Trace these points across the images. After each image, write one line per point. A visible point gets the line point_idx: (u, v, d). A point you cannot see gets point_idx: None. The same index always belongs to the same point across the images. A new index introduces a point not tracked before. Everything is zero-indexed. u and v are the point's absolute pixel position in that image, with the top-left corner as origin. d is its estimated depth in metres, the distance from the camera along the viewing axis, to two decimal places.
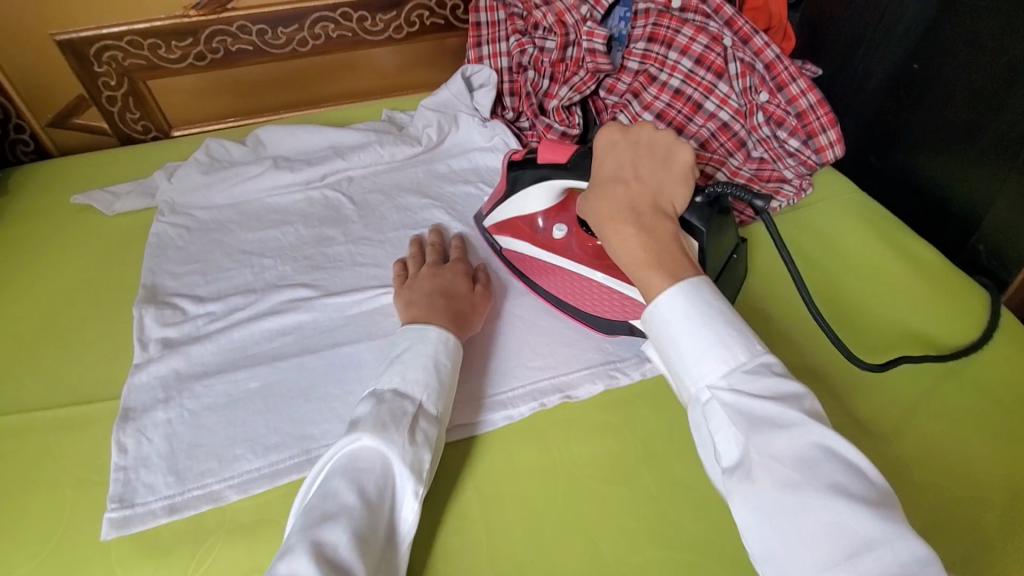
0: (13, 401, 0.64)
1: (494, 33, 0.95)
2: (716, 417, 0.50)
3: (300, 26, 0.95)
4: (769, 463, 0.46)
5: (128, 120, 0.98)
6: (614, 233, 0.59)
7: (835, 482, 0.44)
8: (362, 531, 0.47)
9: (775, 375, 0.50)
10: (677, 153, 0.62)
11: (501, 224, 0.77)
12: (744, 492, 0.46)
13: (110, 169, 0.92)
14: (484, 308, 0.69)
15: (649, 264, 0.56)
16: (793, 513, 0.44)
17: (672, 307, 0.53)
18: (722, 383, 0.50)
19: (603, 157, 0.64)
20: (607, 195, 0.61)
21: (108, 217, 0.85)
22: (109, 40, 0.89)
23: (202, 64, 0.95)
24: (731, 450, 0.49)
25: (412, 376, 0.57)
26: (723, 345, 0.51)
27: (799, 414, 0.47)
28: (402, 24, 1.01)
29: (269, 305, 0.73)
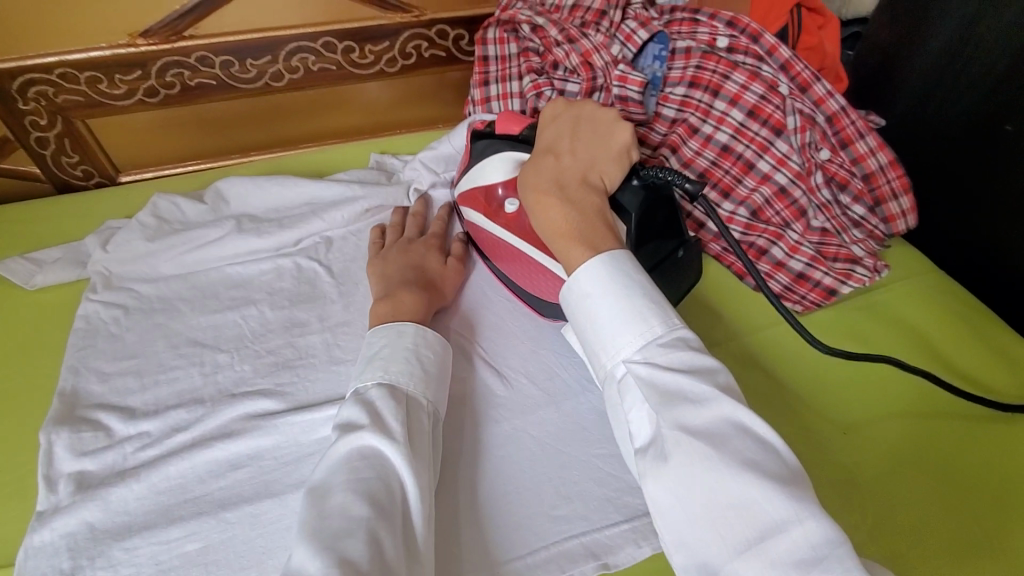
0: None
1: (505, 69, 0.81)
2: (630, 392, 0.47)
3: (274, 58, 0.80)
4: (679, 437, 0.43)
5: (65, 164, 0.82)
6: (540, 202, 0.56)
7: (745, 457, 0.41)
8: (382, 543, 0.41)
9: (690, 347, 0.47)
10: (617, 127, 0.60)
11: (464, 195, 0.69)
12: (657, 471, 0.43)
13: (37, 228, 0.76)
14: (455, 281, 0.69)
15: (569, 236, 0.54)
16: (703, 490, 0.41)
17: (594, 281, 0.50)
18: (637, 356, 0.47)
19: (539, 133, 0.62)
20: (540, 166, 0.59)
21: (27, 292, 0.69)
22: (37, 73, 0.74)
23: (154, 100, 0.79)
24: (643, 425, 0.46)
25: (399, 368, 0.53)
26: (637, 317, 0.48)
27: (709, 388, 0.44)
28: (395, 56, 0.86)
29: (218, 425, 0.57)
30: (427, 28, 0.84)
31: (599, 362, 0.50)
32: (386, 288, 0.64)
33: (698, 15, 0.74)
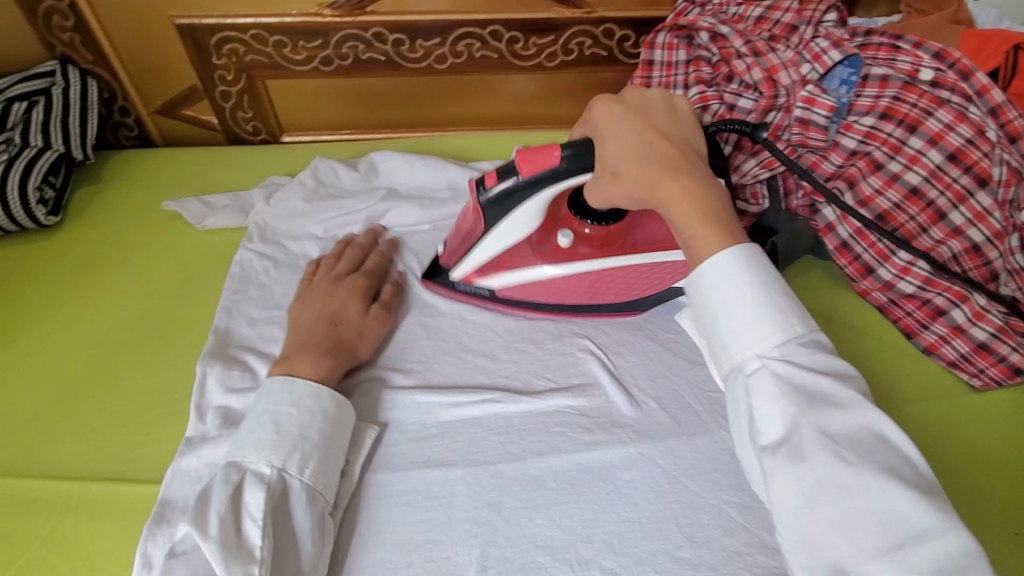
0: (49, 460, 0.54)
1: (669, 76, 0.77)
2: (764, 390, 0.44)
3: (442, 40, 0.82)
4: (822, 440, 0.42)
5: (239, 118, 0.88)
6: (663, 196, 0.49)
7: (886, 465, 0.41)
8: None
9: (828, 351, 0.45)
10: (675, 102, 0.55)
11: (481, 269, 0.63)
12: (791, 471, 0.42)
13: (210, 174, 0.82)
14: (374, 333, 0.61)
15: (708, 221, 0.48)
16: (835, 490, 0.40)
17: (729, 274, 0.46)
18: (774, 353, 0.44)
19: (609, 129, 0.53)
20: (636, 158, 0.51)
21: (197, 232, 0.74)
22: (232, 31, 0.79)
23: (327, 69, 0.83)
24: (774, 423, 0.43)
25: (249, 438, 0.50)
26: (779, 315, 0.45)
27: (855, 393, 0.43)
28: (557, 51, 0.85)
29: (348, 387, 0.59)
30: (595, 25, 0.82)
31: (725, 353, 0.46)
32: (292, 345, 0.57)
33: (900, 41, 0.67)
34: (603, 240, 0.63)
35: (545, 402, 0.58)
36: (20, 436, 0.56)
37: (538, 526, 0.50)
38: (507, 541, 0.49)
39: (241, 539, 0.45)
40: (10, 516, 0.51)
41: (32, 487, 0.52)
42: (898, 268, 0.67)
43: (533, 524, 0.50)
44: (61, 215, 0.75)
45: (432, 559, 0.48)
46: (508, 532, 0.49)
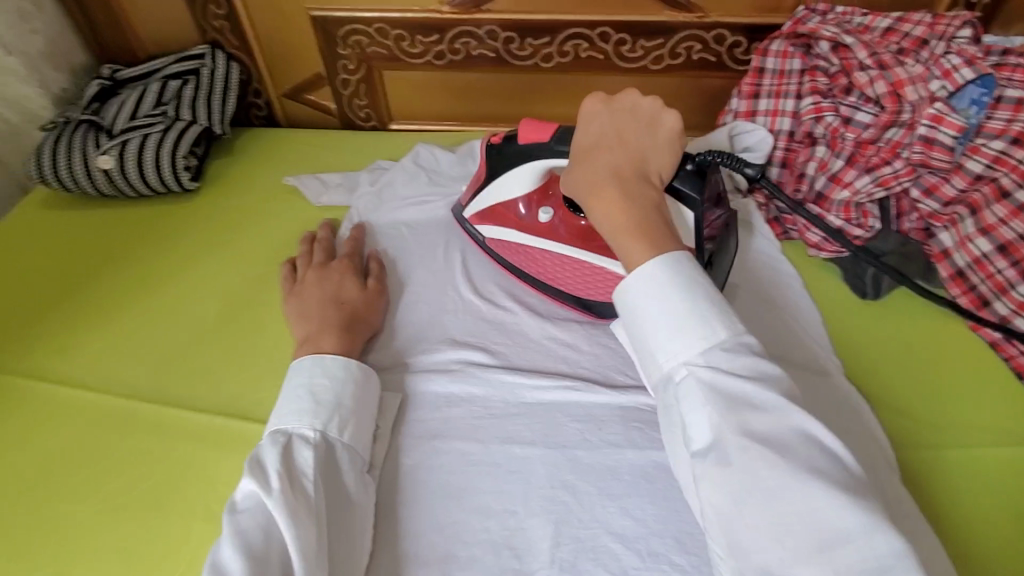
0: (178, 390, 0.61)
1: (781, 85, 0.76)
2: (688, 396, 0.44)
3: (551, 40, 0.84)
4: (744, 442, 0.41)
5: (355, 105, 0.95)
6: (598, 201, 0.53)
7: (811, 464, 0.40)
8: None
9: (754, 355, 0.44)
10: (662, 118, 0.56)
11: (482, 215, 0.70)
12: (719, 478, 0.41)
13: (326, 155, 0.89)
14: (378, 303, 0.66)
15: (635, 232, 0.50)
16: (762, 491, 0.40)
17: (654, 281, 0.47)
18: (698, 359, 0.45)
19: (580, 130, 0.58)
20: (594, 162, 0.55)
21: (312, 206, 0.81)
22: (358, 24, 0.85)
23: (439, 63, 0.88)
24: (702, 428, 0.43)
25: (290, 408, 0.54)
26: (700, 320, 0.46)
27: (774, 394, 0.43)
28: (663, 54, 0.85)
29: (437, 360, 0.63)
30: (706, 30, 0.82)
31: (652, 360, 0.47)
32: (307, 330, 0.62)
33: None
34: (584, 233, 0.65)
35: (626, 397, 0.59)
36: (156, 368, 0.62)
37: (611, 513, 0.51)
38: (578, 523, 0.51)
39: (300, 492, 0.48)
40: (146, 438, 0.57)
41: (162, 411, 0.59)
42: (1016, 303, 0.64)
43: (605, 511, 0.51)
44: (199, 181, 0.84)
45: (507, 527, 0.51)
46: (581, 514, 0.51)
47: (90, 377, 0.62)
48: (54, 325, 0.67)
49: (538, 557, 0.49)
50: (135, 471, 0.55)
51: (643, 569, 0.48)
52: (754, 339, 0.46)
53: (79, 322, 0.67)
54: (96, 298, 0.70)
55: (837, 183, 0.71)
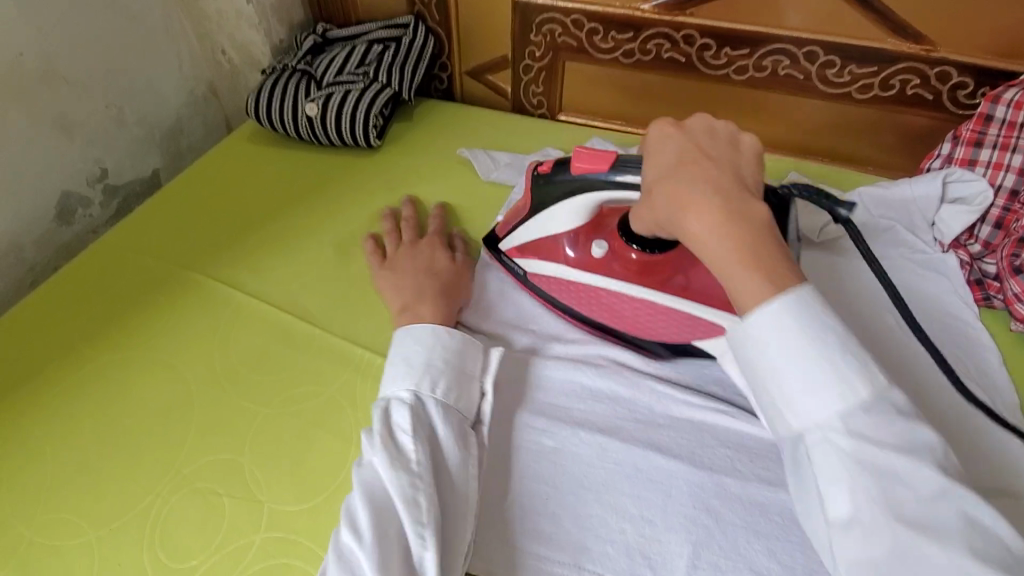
0: (346, 326, 0.65)
1: (1010, 138, 0.67)
2: (826, 467, 0.39)
3: (750, 52, 0.81)
4: (890, 521, 0.38)
5: (530, 92, 0.97)
6: (694, 225, 0.43)
7: (970, 548, 0.37)
8: (387, 539, 0.46)
9: (903, 419, 0.39)
10: (743, 131, 0.48)
11: (520, 248, 0.66)
12: (861, 556, 0.38)
13: (498, 134, 0.92)
14: (468, 275, 0.68)
15: (751, 265, 0.41)
16: (916, 574, 0.37)
17: (783, 329, 0.40)
18: (839, 424, 0.39)
19: (649, 155, 0.49)
20: (677, 180, 0.45)
21: (480, 180, 0.84)
22: (557, 13, 0.87)
23: (626, 61, 0.88)
24: (842, 501, 0.39)
25: (391, 372, 0.56)
26: (844, 382, 0.39)
27: (928, 471, 0.38)
28: (872, 84, 0.79)
29: (591, 353, 0.63)
30: (930, 65, 0.75)
31: (782, 422, 0.41)
32: (403, 301, 0.64)
33: None
34: (641, 268, 0.60)
35: None
36: (331, 298, 0.68)
37: (757, 552, 0.49)
38: (717, 552, 0.49)
39: (399, 448, 0.50)
40: (316, 360, 0.62)
41: (331, 342, 0.63)
42: None
43: (749, 547, 0.49)
44: (382, 140, 0.90)
45: (643, 535, 0.50)
46: (722, 542, 0.49)
47: (274, 295, 0.69)
48: (250, 244, 0.75)
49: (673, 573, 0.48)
50: (303, 391, 0.60)
51: None
52: (900, 395, 0.40)
53: (272, 246, 0.75)
54: (285, 227, 0.77)
55: None
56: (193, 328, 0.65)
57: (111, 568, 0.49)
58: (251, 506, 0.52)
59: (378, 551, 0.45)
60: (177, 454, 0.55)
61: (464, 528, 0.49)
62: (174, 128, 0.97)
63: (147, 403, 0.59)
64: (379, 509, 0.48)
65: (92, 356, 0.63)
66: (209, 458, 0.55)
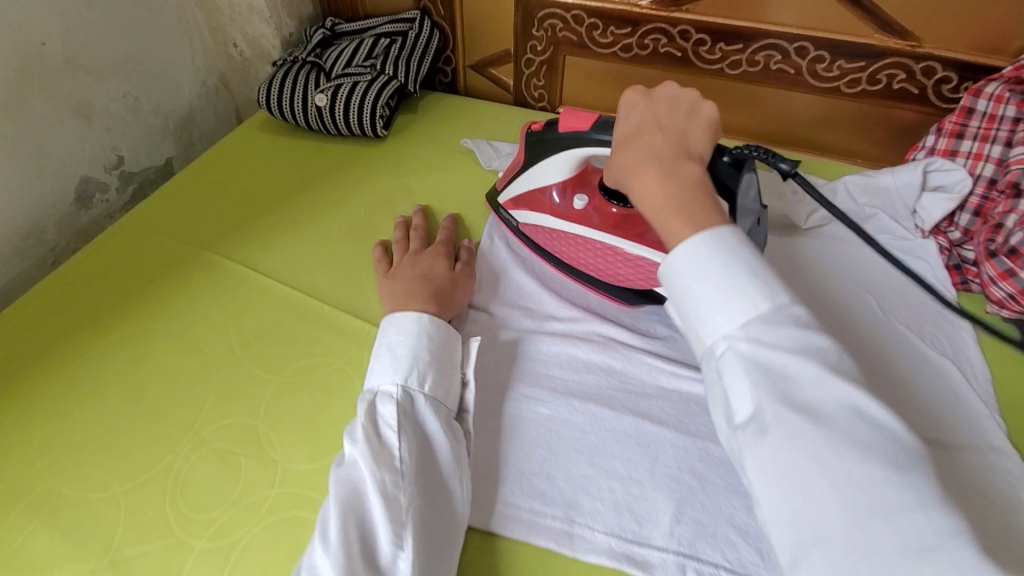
0: (354, 302, 0.69)
1: (989, 129, 0.71)
2: (731, 371, 0.43)
3: (743, 47, 0.84)
4: (780, 413, 0.40)
5: (532, 85, 1.00)
6: (635, 181, 0.51)
7: (851, 436, 0.38)
8: (359, 540, 0.47)
9: (798, 327, 0.42)
10: (701, 107, 0.55)
11: (517, 200, 0.74)
12: (755, 449, 0.40)
13: (499, 125, 0.96)
14: (466, 285, 0.68)
15: (673, 211, 0.48)
16: (804, 464, 0.38)
17: (698, 255, 0.45)
18: (740, 332, 0.43)
19: (621, 119, 0.57)
20: (632, 148, 0.53)
21: (481, 168, 0.87)
22: (558, 9, 0.90)
23: (624, 56, 0.91)
24: (743, 403, 0.42)
25: (376, 366, 0.58)
26: (741, 291, 0.43)
27: (815, 367, 0.40)
28: (860, 78, 0.82)
29: (586, 330, 0.66)
30: (915, 60, 0.78)
31: (697, 338, 0.46)
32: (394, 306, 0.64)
33: None
34: (618, 220, 0.68)
35: None
36: (341, 278, 0.72)
37: (737, 509, 0.52)
38: (700, 510, 0.52)
39: (383, 442, 0.52)
40: (324, 334, 0.65)
41: (340, 317, 0.67)
42: None
43: (730, 506, 0.52)
44: (388, 130, 0.94)
45: (630, 494, 0.53)
46: (705, 500, 0.52)
47: (285, 273, 0.72)
48: (262, 227, 0.79)
49: (656, 527, 0.51)
50: (313, 362, 0.63)
51: (761, 568, 0.49)
52: (801, 311, 0.43)
53: (283, 228, 0.78)
54: (295, 212, 0.81)
55: None
56: (207, 305, 0.69)
57: (135, 520, 0.53)
58: (265, 465, 0.55)
59: (347, 551, 0.45)
60: (195, 418, 0.59)
61: (441, 531, 0.50)
62: (187, 118, 1.01)
63: (165, 373, 0.63)
64: (350, 510, 0.48)
65: (113, 328, 0.67)
66: (226, 422, 0.59)
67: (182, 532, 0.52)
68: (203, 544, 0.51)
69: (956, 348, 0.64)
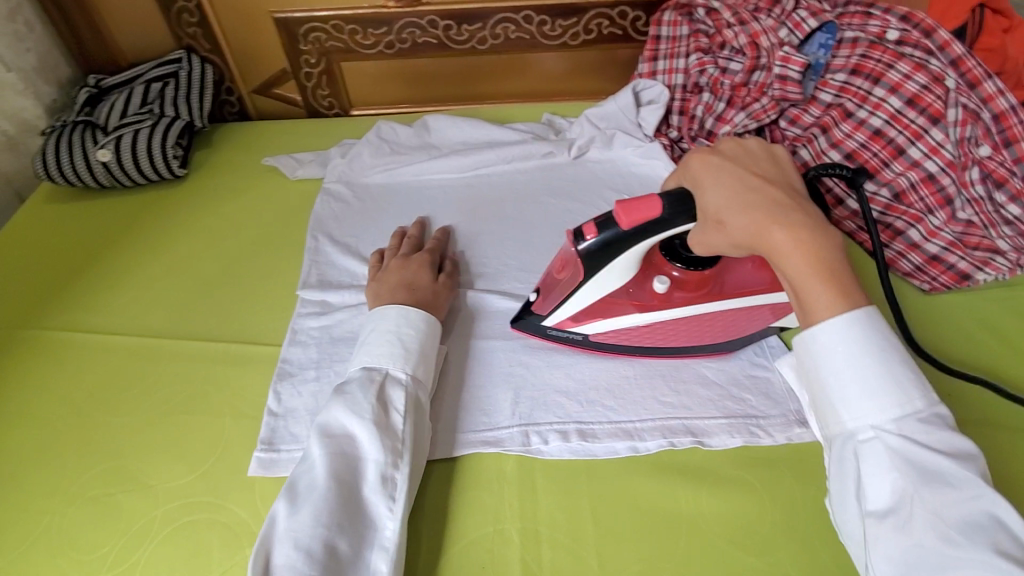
0: (198, 330, 0.72)
1: (674, 48, 0.91)
2: (872, 457, 0.45)
3: (484, 25, 0.99)
4: (930, 517, 0.43)
5: (318, 95, 1.07)
6: (777, 245, 0.49)
7: (999, 547, 0.41)
8: (352, 506, 0.52)
9: (950, 430, 0.45)
10: (776, 152, 0.56)
11: (579, 315, 0.64)
12: (891, 537, 0.44)
13: (294, 138, 1.01)
14: (446, 296, 0.70)
15: (827, 276, 0.48)
16: (937, 560, 0.42)
17: (843, 340, 0.47)
18: (889, 426, 0.45)
19: (706, 180, 0.54)
20: (744, 207, 0.50)
21: (290, 180, 0.93)
22: (316, 22, 0.98)
23: (389, 52, 1.02)
24: (881, 492, 0.45)
25: (382, 348, 0.61)
26: (897, 388, 0.45)
27: (971, 474, 0.43)
28: (579, 31, 1.00)
29: None
30: (611, 8, 0.98)
31: (835, 420, 0.47)
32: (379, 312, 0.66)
33: (871, 9, 0.79)
34: (695, 284, 0.63)
35: None
36: (177, 313, 0.74)
37: (556, 377, 0.66)
38: (531, 389, 0.65)
39: (389, 423, 0.56)
40: (173, 366, 0.69)
41: (186, 346, 0.70)
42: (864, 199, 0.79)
43: (554, 377, 0.66)
44: (186, 169, 0.95)
45: (476, 395, 0.65)
46: (534, 380, 0.66)
47: (117, 326, 0.73)
48: (79, 291, 0.78)
49: (502, 413, 0.63)
50: (171, 392, 0.66)
51: (582, 412, 0.63)
52: (947, 413, 0.46)
53: (103, 286, 0.79)
54: (112, 268, 0.81)
55: (722, 122, 0.87)
56: (42, 378, 0.68)
57: None
58: (143, 492, 0.59)
59: (338, 507, 0.51)
60: (60, 478, 0.60)
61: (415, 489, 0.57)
62: None
63: (15, 453, 0.62)
64: (343, 478, 0.53)
65: None
66: (92, 471, 0.61)
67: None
68: None
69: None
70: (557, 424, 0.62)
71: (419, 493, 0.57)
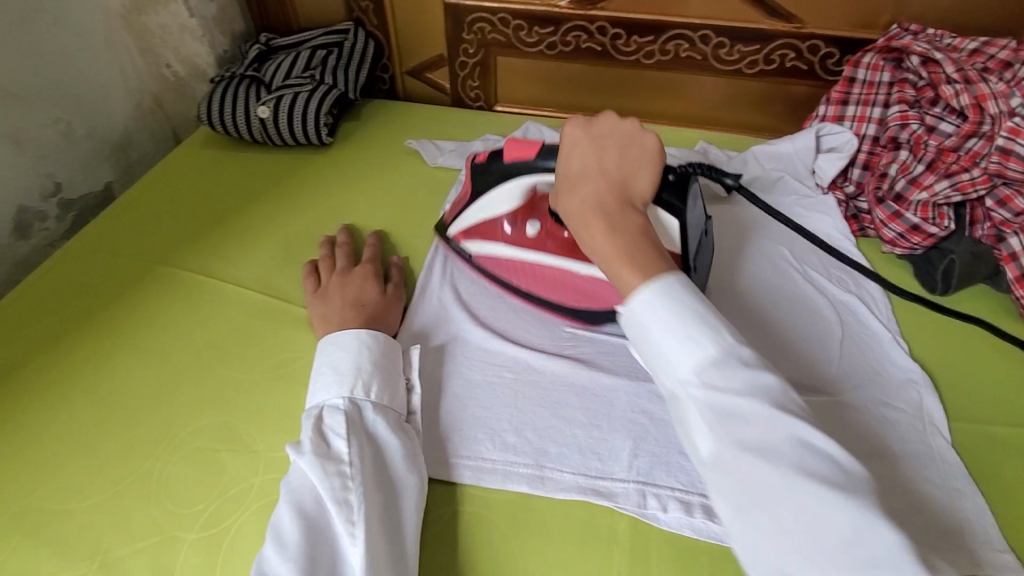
0: None
1: (869, 95, 0.81)
2: (690, 419, 0.48)
3: (655, 39, 0.93)
4: (737, 456, 0.44)
5: (467, 86, 1.06)
6: (591, 236, 0.55)
7: (810, 470, 0.43)
8: (314, 545, 0.48)
9: (746, 366, 0.46)
10: (641, 138, 0.59)
11: (468, 231, 0.73)
12: (725, 491, 0.45)
13: (440, 124, 1.00)
14: (398, 307, 0.69)
15: (627, 260, 0.53)
16: (759, 497, 0.43)
17: (658, 307, 0.50)
18: (693, 377, 0.48)
19: (565, 158, 0.60)
20: (578, 195, 0.58)
21: (429, 167, 0.91)
22: (485, 13, 0.96)
23: (550, 53, 0.98)
24: (704, 442, 0.46)
25: (318, 384, 0.59)
26: (693, 338, 0.48)
27: (761, 405, 0.45)
28: (758, 59, 0.92)
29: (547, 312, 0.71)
30: (801, 40, 0.89)
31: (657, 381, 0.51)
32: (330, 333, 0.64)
33: None
34: (570, 243, 0.67)
35: None
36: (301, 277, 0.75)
37: None
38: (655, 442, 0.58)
39: (331, 451, 0.53)
40: (291, 331, 0.68)
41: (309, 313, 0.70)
42: None
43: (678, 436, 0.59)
44: (333, 137, 0.97)
45: (592, 438, 0.59)
46: (658, 435, 0.59)
47: (247, 279, 0.75)
48: (218, 237, 0.80)
49: (619, 463, 0.57)
50: (287, 358, 0.66)
51: None
52: (748, 351, 0.48)
53: (238, 238, 0.80)
54: (248, 220, 0.83)
55: (916, 186, 0.75)
56: (175, 317, 0.70)
57: (124, 523, 0.54)
58: (249, 456, 0.58)
59: (302, 543, 0.48)
60: (172, 422, 0.61)
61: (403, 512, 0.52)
62: (124, 142, 0.96)
63: (138, 384, 0.64)
64: (303, 514, 0.50)
65: (76, 349, 0.68)
66: (204, 421, 0.61)
67: (175, 527, 0.53)
68: (194, 535, 0.53)
69: (867, 290, 0.72)
70: (679, 493, 0.55)
71: (398, 519, 0.51)
